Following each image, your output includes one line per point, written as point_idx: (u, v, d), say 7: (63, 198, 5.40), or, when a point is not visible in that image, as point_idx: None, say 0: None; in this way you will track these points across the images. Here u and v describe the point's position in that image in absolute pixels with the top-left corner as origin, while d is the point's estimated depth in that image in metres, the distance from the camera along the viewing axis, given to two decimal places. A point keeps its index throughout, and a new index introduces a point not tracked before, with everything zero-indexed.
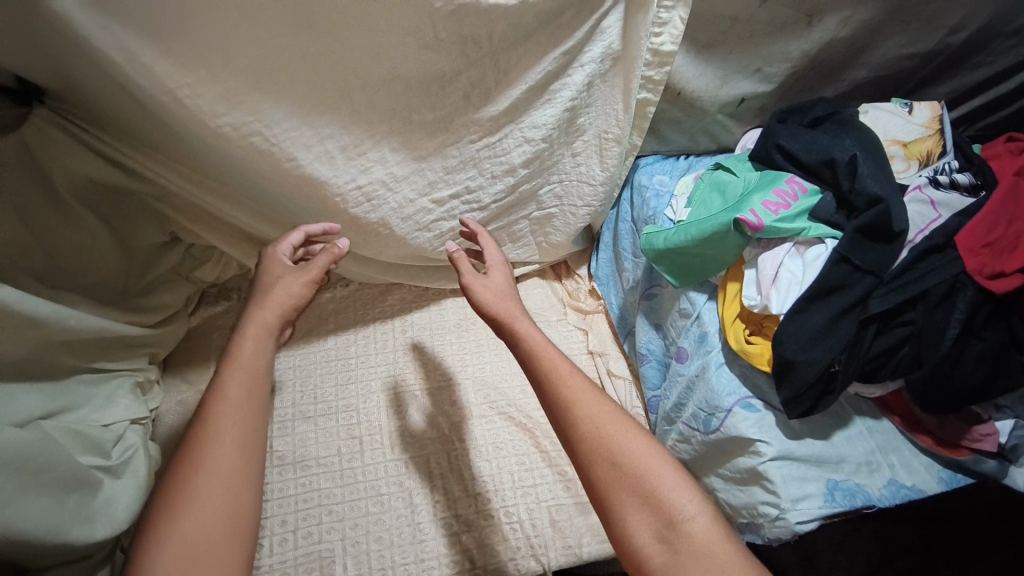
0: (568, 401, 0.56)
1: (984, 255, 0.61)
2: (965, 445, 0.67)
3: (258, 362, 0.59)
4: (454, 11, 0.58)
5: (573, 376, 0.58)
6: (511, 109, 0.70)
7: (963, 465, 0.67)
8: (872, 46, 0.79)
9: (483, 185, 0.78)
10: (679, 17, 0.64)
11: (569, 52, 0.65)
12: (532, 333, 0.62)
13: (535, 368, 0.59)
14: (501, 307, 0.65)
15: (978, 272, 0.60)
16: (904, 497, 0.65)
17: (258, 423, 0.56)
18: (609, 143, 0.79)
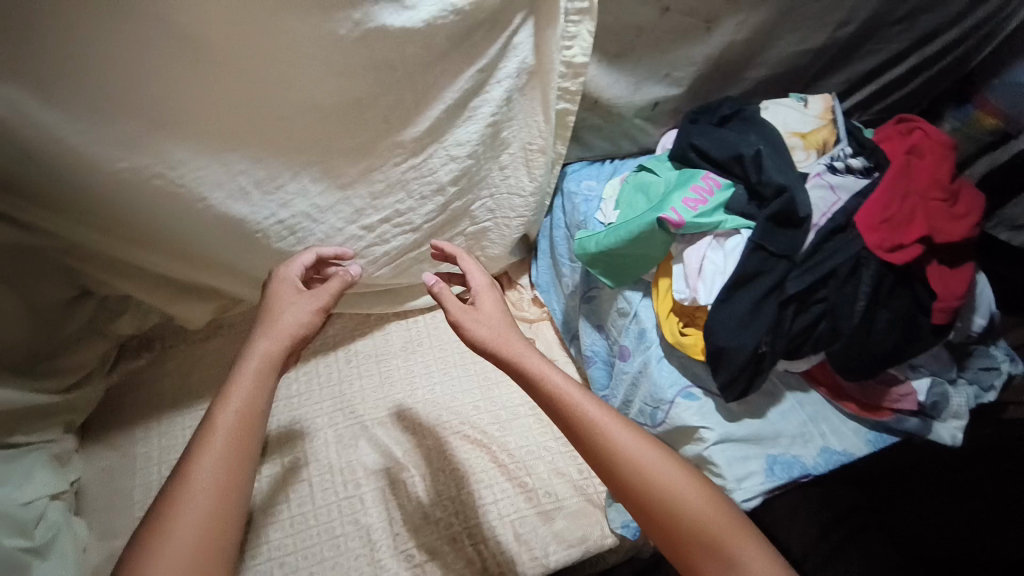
0: (610, 450, 0.57)
1: (883, 231, 0.66)
2: (887, 406, 0.73)
3: (247, 413, 0.55)
4: (362, 37, 0.57)
5: (610, 422, 0.58)
6: (432, 129, 0.69)
7: (888, 426, 0.72)
8: (767, 46, 0.85)
9: (413, 207, 0.77)
10: (588, 30, 0.65)
11: (485, 69, 0.66)
12: (550, 374, 0.60)
13: (568, 417, 0.58)
14: (504, 345, 0.62)
15: (878, 246, 0.66)
16: (836, 462, 0.70)
17: (242, 477, 0.52)
18: (535, 154, 0.81)
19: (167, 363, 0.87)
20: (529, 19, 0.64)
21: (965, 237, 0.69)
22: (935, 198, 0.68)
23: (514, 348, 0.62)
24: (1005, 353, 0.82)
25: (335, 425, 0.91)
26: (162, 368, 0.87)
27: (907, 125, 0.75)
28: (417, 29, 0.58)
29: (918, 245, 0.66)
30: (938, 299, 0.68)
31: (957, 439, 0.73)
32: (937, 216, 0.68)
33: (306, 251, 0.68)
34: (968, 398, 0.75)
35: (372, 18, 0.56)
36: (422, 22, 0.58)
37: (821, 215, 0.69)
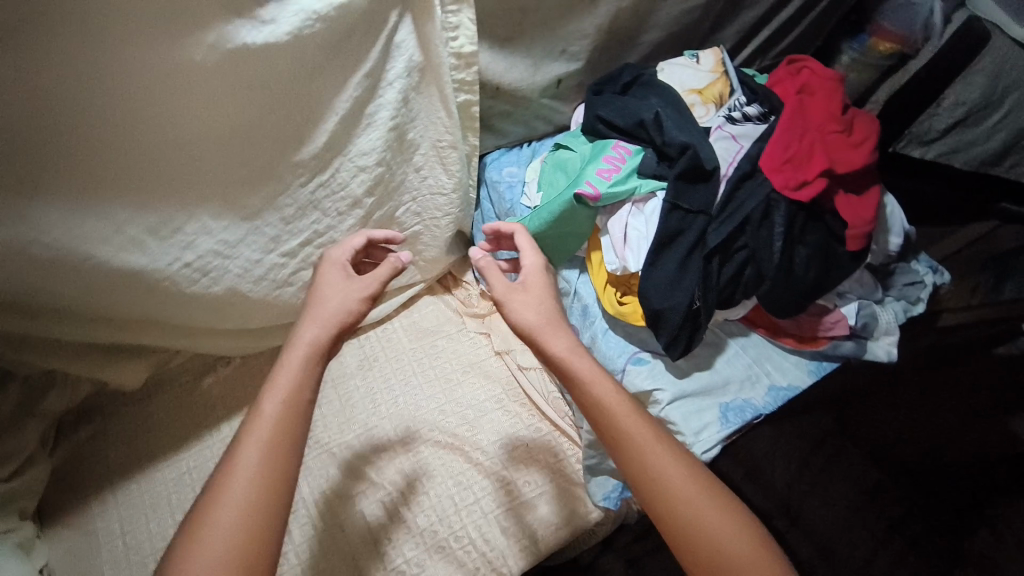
0: (653, 472, 0.52)
1: (787, 170, 0.69)
2: (822, 335, 0.77)
3: (294, 399, 0.52)
4: (222, 59, 0.55)
5: (654, 447, 0.53)
6: (331, 143, 0.67)
7: (824, 353, 0.77)
8: (654, 8, 0.85)
9: (333, 225, 0.75)
10: (469, 18, 0.64)
11: (371, 73, 0.64)
12: (592, 373, 0.55)
13: (606, 419, 0.54)
14: (542, 332, 0.58)
15: (785, 186, 0.68)
16: (784, 397, 0.73)
17: (289, 465, 0.50)
18: (447, 150, 0.80)
19: (112, 430, 0.83)
20: (406, 15, 0.63)
21: (867, 162, 0.71)
22: (832, 130, 0.71)
23: (554, 350, 0.57)
24: (927, 265, 0.88)
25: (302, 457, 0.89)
26: (105, 437, 0.82)
27: (796, 66, 0.78)
28: (282, 42, 0.56)
29: (823, 179, 0.69)
30: (850, 226, 0.71)
31: (892, 354, 0.77)
32: (836, 148, 0.71)
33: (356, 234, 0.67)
34: (896, 315, 0.81)
35: (229, 37, 0.54)
36: (286, 35, 0.56)
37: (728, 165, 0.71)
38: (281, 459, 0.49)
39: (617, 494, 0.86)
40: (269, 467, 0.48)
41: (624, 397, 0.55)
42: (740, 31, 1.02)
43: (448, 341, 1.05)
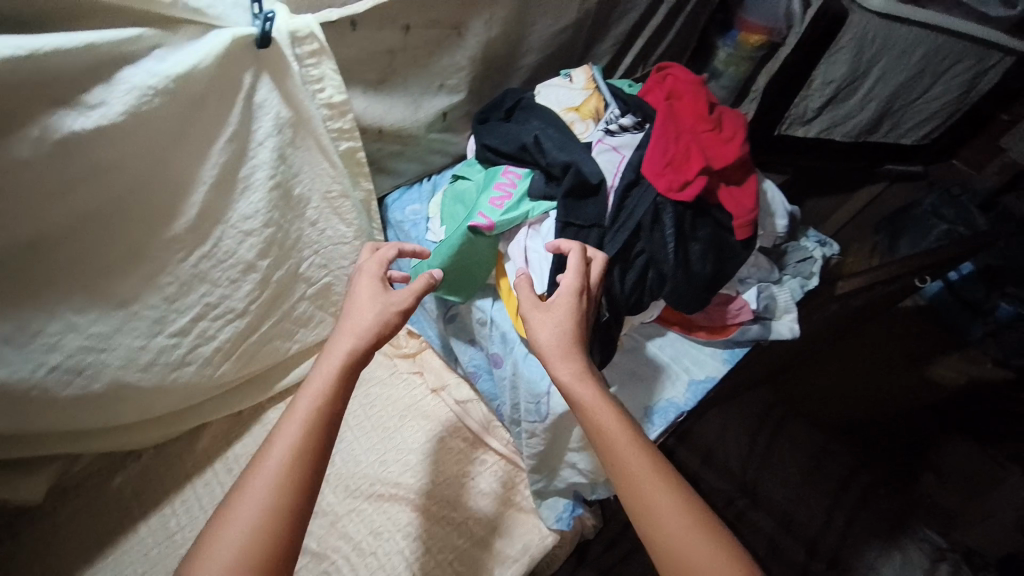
0: (649, 507, 0.50)
1: (668, 174, 0.71)
2: (731, 323, 0.81)
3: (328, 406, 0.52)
4: (52, 151, 0.48)
5: (653, 478, 0.51)
6: (205, 212, 0.63)
7: (734, 340, 0.80)
8: (526, 33, 0.87)
9: (227, 293, 0.72)
10: (330, 70, 0.62)
11: (235, 136, 0.60)
12: (597, 404, 0.55)
13: (608, 451, 0.53)
14: (551, 355, 0.58)
15: (668, 190, 0.70)
16: (704, 389, 0.76)
17: (314, 469, 0.49)
18: (339, 199, 0.79)
19: (23, 552, 0.78)
20: (263, 75, 0.58)
21: (741, 154, 0.75)
22: (703, 129, 0.75)
23: (561, 375, 0.57)
24: (815, 240, 0.95)
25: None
26: (14, 560, 0.77)
27: (659, 76, 0.82)
28: (117, 123, 0.50)
29: (702, 175, 0.72)
30: (734, 218, 0.76)
31: (796, 329, 0.80)
32: (709, 145, 0.75)
33: (390, 246, 0.67)
34: (793, 292, 0.86)
35: (50, 128, 0.47)
36: (119, 116, 0.50)
37: (613, 176, 0.73)
38: (317, 443, 0.50)
39: (567, 513, 0.87)
40: (303, 451, 0.49)
41: (631, 428, 0.54)
42: (616, 43, 1.07)
43: (379, 387, 1.01)
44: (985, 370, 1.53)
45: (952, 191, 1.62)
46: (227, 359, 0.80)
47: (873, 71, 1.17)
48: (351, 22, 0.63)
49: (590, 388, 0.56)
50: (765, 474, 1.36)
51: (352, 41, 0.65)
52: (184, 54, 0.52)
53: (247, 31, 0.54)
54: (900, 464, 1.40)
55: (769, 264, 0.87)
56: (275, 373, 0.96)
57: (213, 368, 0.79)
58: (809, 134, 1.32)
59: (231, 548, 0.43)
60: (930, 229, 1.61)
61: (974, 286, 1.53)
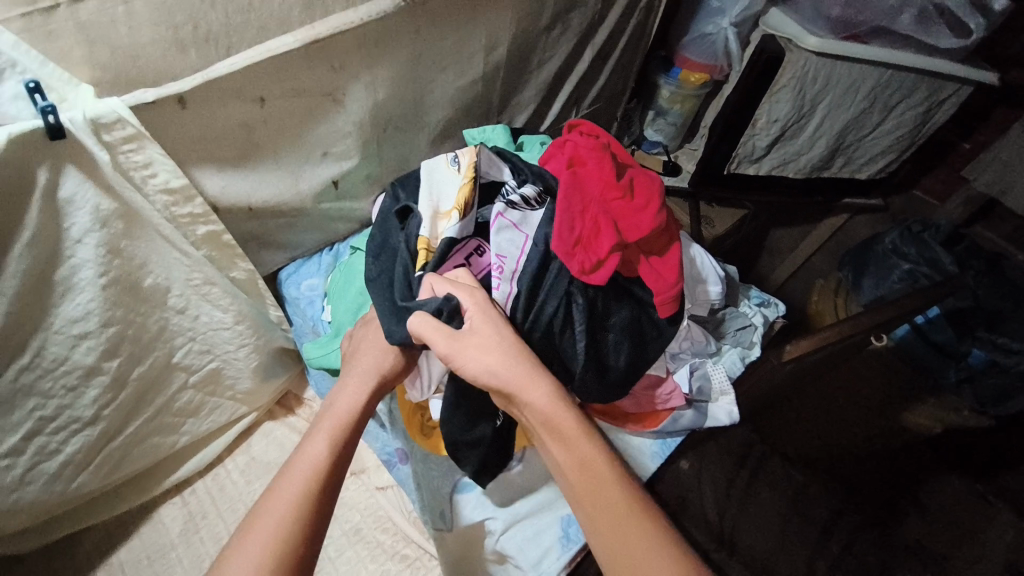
0: (619, 536, 0.47)
1: (578, 254, 0.64)
2: (661, 409, 0.78)
3: (346, 434, 0.55)
4: None
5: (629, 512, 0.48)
6: (16, 322, 0.54)
7: (664, 430, 0.78)
8: (427, 91, 0.80)
9: (65, 402, 0.62)
10: (159, 153, 0.55)
11: (39, 240, 0.52)
12: (574, 436, 0.52)
13: (588, 479, 0.50)
14: (514, 373, 0.53)
15: (581, 272, 0.63)
16: None
17: (329, 494, 0.50)
18: (205, 287, 0.68)
19: None
20: (65, 167, 0.51)
21: (658, 225, 0.66)
22: (611, 198, 0.67)
23: (531, 399, 0.53)
24: (755, 302, 0.93)
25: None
26: None
27: (564, 141, 0.77)
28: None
29: (616, 253, 0.64)
30: (655, 294, 0.69)
31: (734, 413, 0.79)
32: (622, 216, 0.67)
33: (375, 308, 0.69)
34: (727, 368, 0.83)
35: None
36: None
37: (512, 261, 0.65)
38: (337, 461, 0.52)
39: None
40: (329, 468, 0.51)
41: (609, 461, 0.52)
42: (539, 92, 1.00)
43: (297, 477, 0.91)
44: (962, 418, 1.46)
45: (912, 226, 1.48)
46: (82, 469, 0.69)
47: (818, 109, 1.09)
48: (178, 101, 0.55)
49: (567, 411, 0.53)
50: (741, 520, 1.20)
51: (183, 121, 0.57)
52: None
53: (29, 125, 0.47)
54: (888, 504, 1.31)
55: (706, 336, 0.82)
56: (164, 468, 0.87)
57: (65, 482, 0.68)
58: (760, 172, 1.24)
59: (254, 557, 0.43)
60: (891, 268, 1.47)
61: (943, 330, 1.42)
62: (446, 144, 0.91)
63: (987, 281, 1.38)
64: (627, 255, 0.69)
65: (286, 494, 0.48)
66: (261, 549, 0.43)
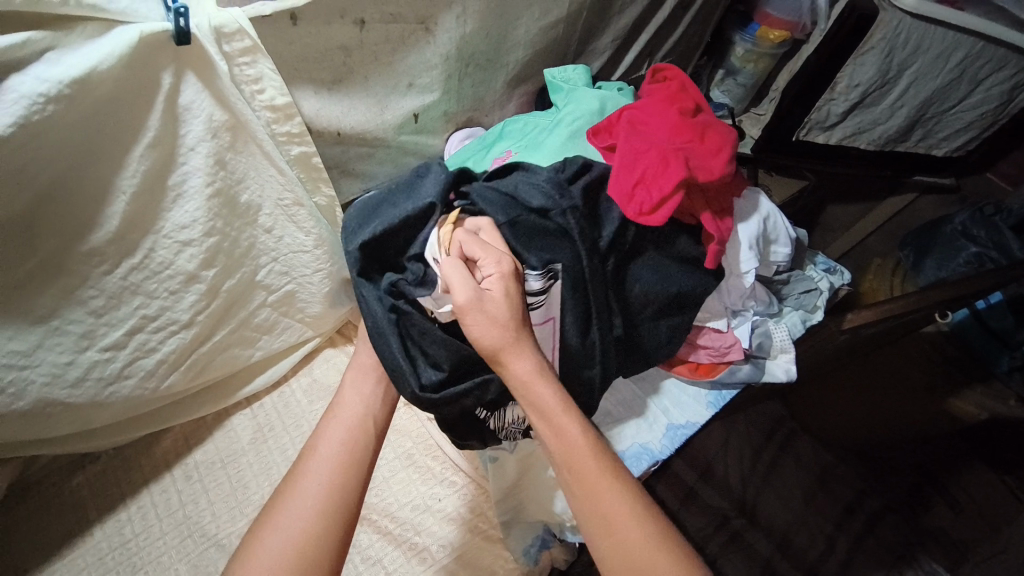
0: (596, 508, 0.49)
1: (637, 193, 0.65)
2: (721, 361, 0.80)
3: (365, 414, 0.57)
4: None
5: (602, 484, 0.50)
6: (131, 223, 0.58)
7: (722, 381, 0.80)
8: (509, 30, 0.80)
9: (166, 305, 0.66)
10: (269, 69, 0.58)
11: (157, 143, 0.56)
12: (552, 408, 0.52)
13: (566, 456, 0.51)
14: (509, 344, 0.53)
15: (635, 211, 0.65)
16: (683, 435, 0.77)
17: (356, 472, 0.53)
18: (293, 208, 0.72)
19: None
20: (185, 73, 0.54)
21: (728, 171, 0.66)
22: (683, 141, 0.67)
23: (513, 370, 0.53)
24: (821, 268, 0.94)
25: (188, 557, 0.78)
26: None
27: (621, 108, 0.76)
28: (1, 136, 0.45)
29: (679, 192, 0.64)
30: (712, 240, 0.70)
31: (790, 372, 0.82)
32: (694, 155, 0.66)
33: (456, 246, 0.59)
34: (789, 328, 0.85)
35: None
36: (14, 116, 0.45)
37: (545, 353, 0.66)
38: (357, 442, 0.55)
39: (537, 547, 0.84)
40: (349, 451, 0.54)
41: (588, 433, 0.52)
42: (616, 38, 0.98)
43: None
44: (1009, 408, 1.41)
45: (984, 209, 1.39)
46: (174, 370, 0.73)
47: (904, 76, 1.02)
48: (290, 16, 0.59)
49: (544, 387, 0.53)
50: (765, 491, 1.24)
51: (290, 39, 0.61)
52: (81, 55, 0.47)
53: (160, 27, 0.50)
54: (914, 489, 1.28)
55: (768, 295, 0.84)
56: (237, 380, 0.92)
57: (157, 380, 0.72)
58: (831, 141, 1.18)
59: (290, 534, 0.47)
60: (958, 250, 1.39)
61: (1003, 316, 1.38)
62: (520, 87, 0.91)
63: None
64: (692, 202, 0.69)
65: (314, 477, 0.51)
66: (295, 527, 0.48)
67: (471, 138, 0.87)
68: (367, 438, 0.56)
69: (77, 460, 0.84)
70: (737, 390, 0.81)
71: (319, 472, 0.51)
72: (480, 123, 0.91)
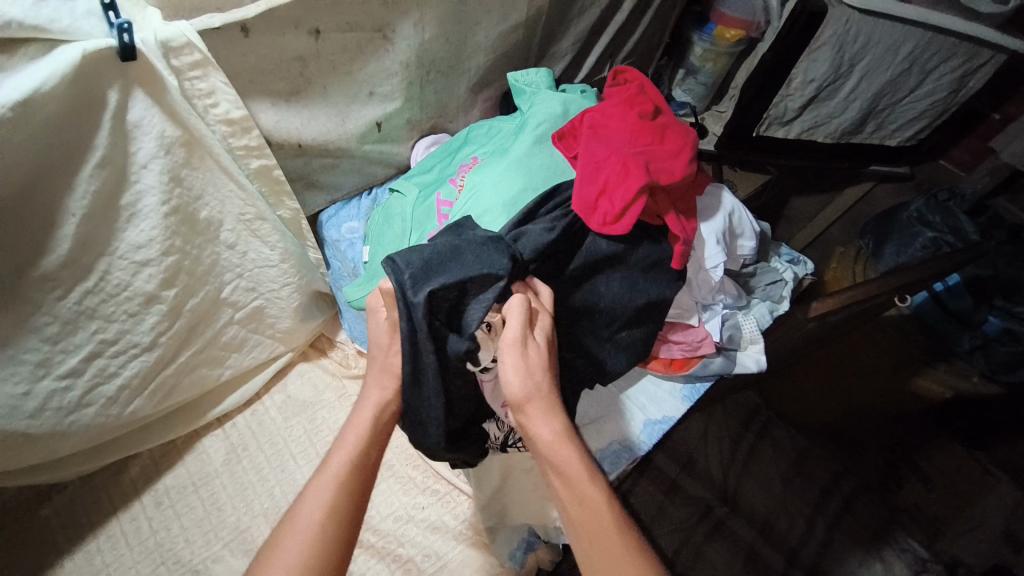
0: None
1: (600, 204, 0.66)
2: (694, 355, 0.81)
3: (362, 459, 0.51)
4: None
5: (619, 557, 0.46)
6: (84, 246, 0.56)
7: (695, 374, 0.82)
8: (469, 36, 0.80)
9: (126, 328, 0.64)
10: (221, 82, 0.58)
11: (107, 162, 0.54)
12: (573, 470, 0.50)
13: (585, 522, 0.48)
14: (534, 404, 0.52)
15: (599, 223, 0.66)
16: (660, 430, 0.78)
17: (345, 529, 0.47)
18: (255, 222, 0.70)
19: None
20: (133, 90, 0.53)
21: (689, 172, 0.68)
22: (644, 145, 0.68)
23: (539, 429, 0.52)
24: (786, 259, 0.97)
25: None
26: None
27: (580, 113, 0.76)
28: None
29: (643, 197, 0.65)
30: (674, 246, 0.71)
31: (761, 362, 0.83)
32: (655, 158, 0.67)
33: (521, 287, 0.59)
34: (758, 320, 0.87)
35: None
36: None
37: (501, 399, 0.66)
38: (352, 495, 0.49)
39: (522, 551, 0.84)
40: (341, 502, 0.48)
41: (613, 506, 0.49)
42: (577, 41, 0.99)
43: (329, 412, 0.93)
44: None
45: (938, 195, 1.44)
46: (138, 394, 0.71)
47: (856, 70, 1.06)
48: (241, 28, 0.58)
49: (568, 450, 0.51)
50: (746, 481, 1.26)
51: (241, 49, 0.60)
52: (22, 78, 0.46)
53: (104, 43, 0.49)
54: (888, 469, 1.32)
55: (737, 288, 0.86)
56: (208, 401, 0.90)
57: (121, 406, 0.70)
58: (790, 135, 1.21)
59: None
60: (914, 235, 1.43)
61: (961, 297, 1.38)
62: (484, 92, 0.92)
63: (1009, 250, 1.34)
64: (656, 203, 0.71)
65: (299, 530, 0.46)
66: None
67: (436, 144, 0.87)
68: (363, 488, 0.50)
69: (38, 493, 0.81)
70: (711, 383, 0.83)
71: (306, 527, 0.46)
72: (445, 129, 0.92)
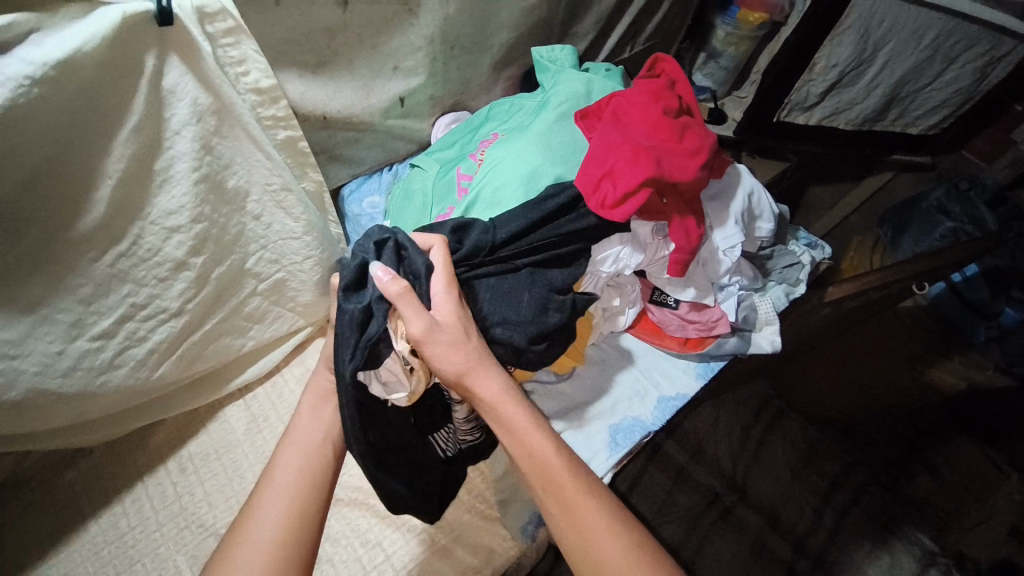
0: (569, 503, 0.53)
1: (602, 186, 0.66)
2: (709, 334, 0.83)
3: (316, 445, 0.59)
4: None
5: (569, 482, 0.54)
6: (118, 208, 0.58)
7: (710, 353, 0.83)
8: (493, 13, 0.80)
9: (156, 293, 0.66)
10: (252, 50, 0.60)
11: (141, 127, 0.55)
12: (520, 422, 0.56)
13: (535, 462, 0.55)
14: (474, 372, 0.55)
15: (600, 205, 0.66)
16: (674, 406, 0.79)
17: (310, 500, 0.55)
18: (281, 193, 0.71)
19: None
20: (168, 56, 0.54)
21: (700, 174, 0.67)
22: (661, 139, 0.68)
23: (483, 390, 0.56)
24: (804, 243, 0.96)
25: (186, 548, 0.78)
26: None
27: (604, 98, 0.76)
28: None
29: (645, 188, 0.64)
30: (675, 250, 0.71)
31: (776, 343, 0.83)
32: (665, 154, 0.67)
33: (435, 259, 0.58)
34: (774, 301, 0.87)
35: None
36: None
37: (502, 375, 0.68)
38: (311, 473, 0.57)
39: (533, 524, 0.85)
40: (306, 480, 0.56)
41: (555, 443, 0.56)
42: (598, 21, 0.99)
43: None
44: (986, 377, 1.46)
45: (958, 184, 1.43)
46: (165, 359, 0.73)
47: (880, 56, 1.04)
48: None
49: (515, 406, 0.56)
50: (755, 468, 1.26)
51: (272, 20, 0.61)
52: (64, 37, 0.47)
53: (142, 7, 0.50)
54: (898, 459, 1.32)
55: (754, 269, 0.86)
56: (229, 371, 0.92)
57: (149, 369, 0.72)
58: (810, 121, 1.20)
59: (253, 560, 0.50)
60: (934, 225, 1.42)
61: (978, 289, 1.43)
62: (505, 70, 0.92)
63: None
64: (663, 201, 0.70)
65: (270, 508, 0.53)
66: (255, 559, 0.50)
67: (457, 121, 0.87)
68: (322, 465, 0.58)
69: (66, 457, 0.83)
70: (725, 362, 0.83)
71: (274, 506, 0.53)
72: (465, 107, 0.92)
